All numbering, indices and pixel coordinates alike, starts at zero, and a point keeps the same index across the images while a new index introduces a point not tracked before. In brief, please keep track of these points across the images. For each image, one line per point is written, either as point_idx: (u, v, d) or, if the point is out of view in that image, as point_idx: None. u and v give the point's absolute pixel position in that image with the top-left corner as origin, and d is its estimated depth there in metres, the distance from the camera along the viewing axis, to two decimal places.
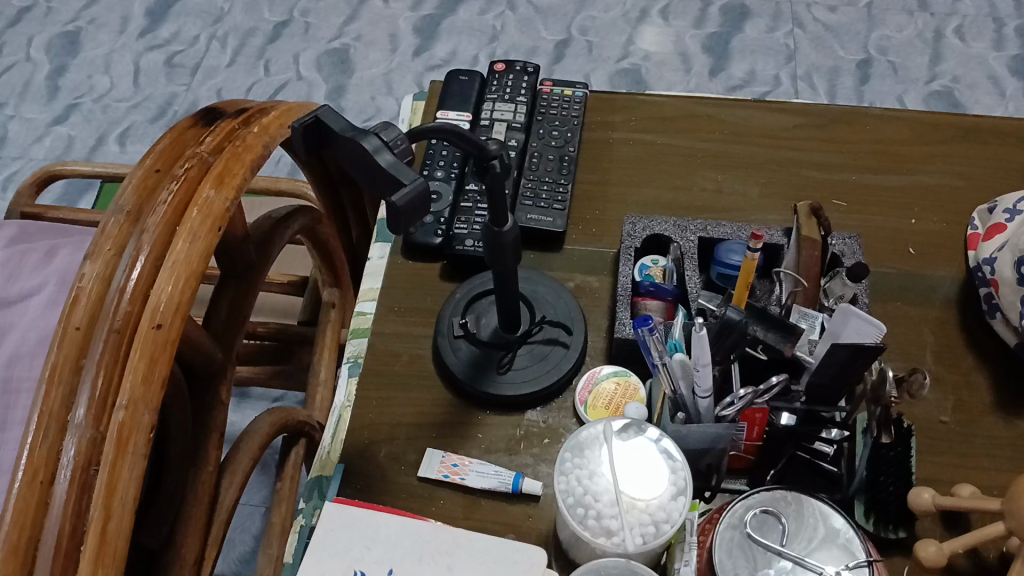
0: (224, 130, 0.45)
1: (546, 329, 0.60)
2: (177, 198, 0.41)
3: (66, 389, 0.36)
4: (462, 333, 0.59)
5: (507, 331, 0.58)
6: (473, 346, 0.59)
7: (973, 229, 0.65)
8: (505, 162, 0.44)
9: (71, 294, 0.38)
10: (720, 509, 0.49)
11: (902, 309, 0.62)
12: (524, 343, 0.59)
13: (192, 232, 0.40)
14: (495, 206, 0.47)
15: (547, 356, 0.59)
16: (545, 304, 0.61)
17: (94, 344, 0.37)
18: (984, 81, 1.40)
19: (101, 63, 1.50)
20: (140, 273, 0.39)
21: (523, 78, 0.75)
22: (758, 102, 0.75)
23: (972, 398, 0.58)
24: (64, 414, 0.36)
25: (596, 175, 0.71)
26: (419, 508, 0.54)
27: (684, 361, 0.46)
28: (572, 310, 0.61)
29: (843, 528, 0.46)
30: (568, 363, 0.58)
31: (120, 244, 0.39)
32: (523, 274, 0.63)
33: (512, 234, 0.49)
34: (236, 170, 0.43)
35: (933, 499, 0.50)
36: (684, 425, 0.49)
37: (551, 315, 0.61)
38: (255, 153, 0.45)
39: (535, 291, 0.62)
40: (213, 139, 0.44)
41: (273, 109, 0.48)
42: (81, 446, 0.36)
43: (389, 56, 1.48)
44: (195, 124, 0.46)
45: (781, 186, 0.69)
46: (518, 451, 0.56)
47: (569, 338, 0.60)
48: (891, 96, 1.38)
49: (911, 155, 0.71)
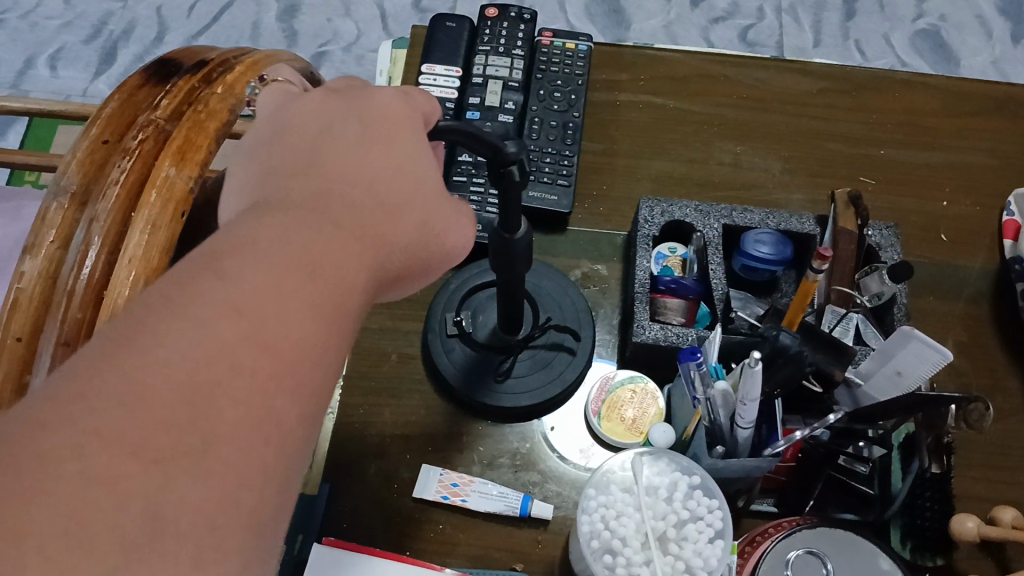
0: (183, 89, 0.32)
1: (548, 336, 0.54)
2: (132, 178, 0.29)
3: None
4: (457, 333, 0.53)
5: (506, 334, 0.52)
6: (469, 347, 0.53)
7: (1009, 216, 0.60)
8: (525, 168, 0.39)
9: (8, 299, 0.27)
10: (771, 526, 0.46)
11: (933, 305, 0.58)
12: (523, 350, 0.53)
13: (150, 221, 0.28)
14: (513, 208, 0.41)
15: (548, 367, 0.52)
16: (550, 304, 0.55)
17: (40, 360, 0.27)
18: (971, 21, 1.26)
19: None
20: (91, 272, 0.28)
21: (520, 27, 0.66)
22: (777, 63, 0.68)
23: (1005, 403, 0.55)
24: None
25: (601, 145, 0.64)
26: (413, 533, 0.49)
27: (727, 392, 0.41)
28: (580, 312, 0.55)
29: (890, 570, 0.43)
30: (569, 377, 0.52)
31: (66, 236, 0.28)
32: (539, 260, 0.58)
33: (524, 246, 0.43)
34: (200, 141, 0.30)
35: (978, 529, 0.46)
36: (723, 459, 0.43)
37: (557, 319, 0.54)
38: (223, 118, 0.31)
39: (540, 286, 0.56)
40: (169, 101, 0.31)
41: (239, 59, 0.34)
42: None
43: None
44: (147, 83, 0.33)
45: (804, 161, 0.63)
46: (524, 467, 0.51)
47: (573, 349, 0.53)
48: (877, 35, 1.25)
49: (942, 130, 0.65)
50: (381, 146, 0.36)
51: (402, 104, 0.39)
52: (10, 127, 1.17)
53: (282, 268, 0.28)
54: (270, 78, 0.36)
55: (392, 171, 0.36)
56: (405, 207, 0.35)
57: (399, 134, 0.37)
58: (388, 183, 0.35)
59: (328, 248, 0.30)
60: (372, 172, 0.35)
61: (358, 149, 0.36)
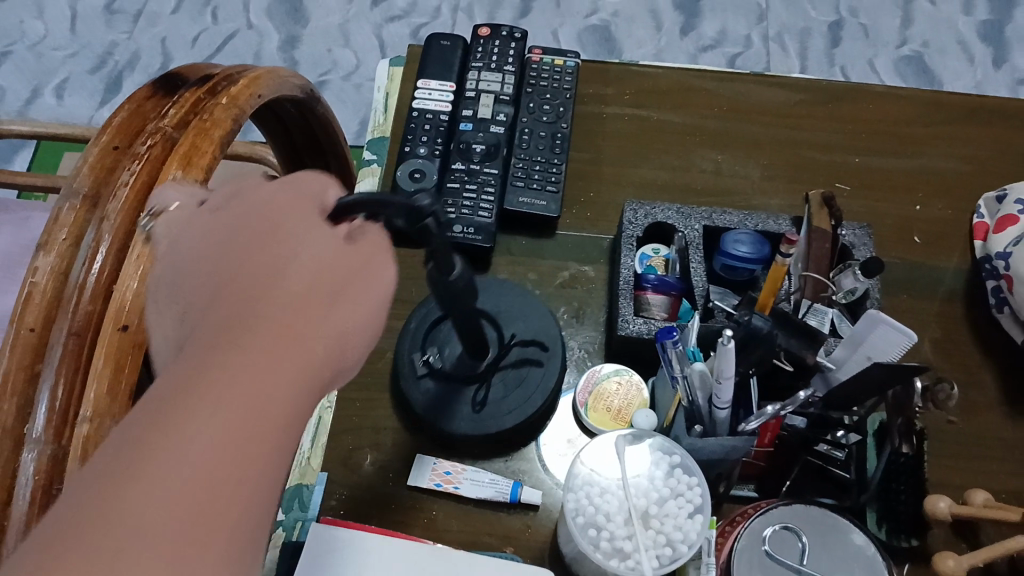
0: (189, 100, 0.37)
1: (518, 351, 0.54)
2: (140, 180, 0.33)
3: (20, 401, 0.29)
4: (425, 371, 0.53)
5: (472, 363, 0.52)
6: (438, 381, 0.53)
7: (979, 218, 0.63)
8: (440, 218, 0.39)
9: (24, 292, 0.31)
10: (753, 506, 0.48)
11: (908, 302, 0.60)
12: (496, 372, 0.53)
13: (155, 220, 0.32)
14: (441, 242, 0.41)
15: (523, 382, 0.53)
16: (511, 320, 0.55)
17: (56, 340, 0.30)
18: (953, 47, 1.27)
19: (32, 6, 1.33)
20: (101, 271, 0.31)
21: (511, 45, 0.70)
22: (757, 77, 0.71)
23: (978, 395, 0.57)
24: (18, 427, 0.29)
25: (589, 154, 0.67)
26: (407, 519, 0.51)
27: (704, 373, 0.43)
28: (547, 324, 0.55)
29: (863, 544, 0.45)
30: (548, 384, 0.53)
31: (77, 232, 0.32)
32: (497, 285, 0.57)
33: (460, 282, 0.44)
34: (204, 147, 0.35)
35: (949, 508, 0.48)
36: (701, 438, 0.45)
37: (523, 333, 0.55)
38: (226, 128, 0.36)
39: (500, 307, 0.56)
40: (176, 111, 0.36)
41: (241, 75, 0.40)
42: (42, 465, 0.28)
43: (345, 5, 1.31)
44: (154, 95, 0.39)
45: (782, 169, 0.66)
46: (514, 456, 0.53)
47: (547, 358, 0.54)
48: (860, 62, 1.26)
49: (916, 138, 0.68)
50: (284, 234, 0.33)
51: (291, 193, 0.36)
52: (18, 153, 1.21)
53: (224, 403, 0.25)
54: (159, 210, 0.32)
55: (309, 251, 0.32)
56: (334, 276, 0.32)
57: (299, 216, 0.34)
58: (305, 262, 0.32)
59: (251, 351, 0.27)
60: (287, 260, 0.32)
61: (263, 245, 0.32)
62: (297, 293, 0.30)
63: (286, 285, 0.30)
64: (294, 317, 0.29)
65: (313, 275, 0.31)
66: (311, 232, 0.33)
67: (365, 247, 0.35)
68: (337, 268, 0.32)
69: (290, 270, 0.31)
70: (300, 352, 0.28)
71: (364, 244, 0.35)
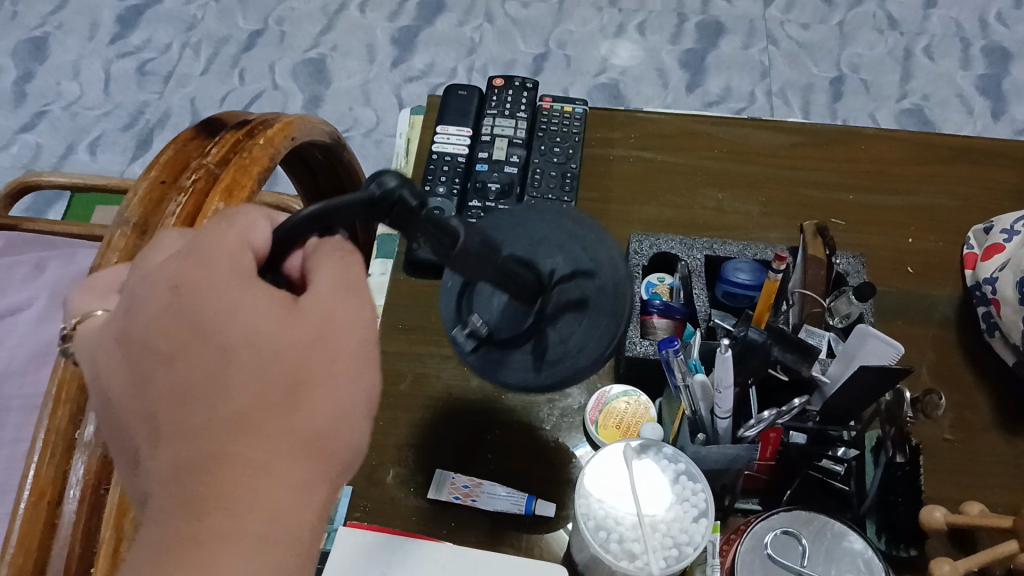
0: (228, 142, 0.43)
1: (567, 292, 0.40)
2: (185, 210, 0.39)
3: (73, 406, 0.33)
4: (472, 343, 0.43)
5: (518, 317, 0.41)
6: (486, 349, 0.43)
7: (969, 249, 0.66)
8: (414, 191, 0.32)
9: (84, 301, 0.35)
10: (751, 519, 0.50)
11: (903, 328, 0.63)
12: (548, 323, 0.41)
13: None
14: (441, 229, 0.32)
15: (583, 326, 0.41)
16: (550, 251, 0.40)
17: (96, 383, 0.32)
18: (953, 100, 1.23)
19: (68, 69, 1.31)
20: None
21: (523, 94, 0.75)
22: (754, 121, 0.75)
23: (973, 416, 0.59)
24: (71, 432, 0.32)
25: (597, 193, 0.71)
26: (428, 531, 0.54)
27: (705, 383, 0.47)
28: (594, 242, 0.41)
29: (863, 549, 0.47)
30: (606, 330, 0.40)
31: (127, 255, 0.38)
32: (526, 212, 0.42)
33: (475, 244, 0.34)
34: (243, 181, 0.41)
35: (945, 517, 0.50)
36: (704, 446, 0.49)
37: (564, 267, 0.40)
38: (262, 164, 0.42)
39: (536, 238, 0.41)
40: (219, 150, 0.42)
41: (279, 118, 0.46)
42: (90, 466, 0.31)
43: (366, 67, 1.30)
44: (197, 137, 0.44)
45: (780, 206, 0.70)
46: (529, 472, 0.56)
47: (598, 294, 0.40)
48: (862, 114, 1.22)
49: (907, 177, 0.72)
50: (216, 322, 0.31)
51: (223, 238, 0.32)
52: (49, 205, 1.25)
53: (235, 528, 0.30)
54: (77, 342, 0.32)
55: (248, 347, 0.31)
56: (294, 354, 0.31)
57: (232, 285, 0.31)
58: (248, 365, 0.31)
59: (215, 501, 0.30)
60: (227, 369, 0.31)
61: (198, 347, 0.31)
62: (246, 414, 0.30)
63: (231, 405, 0.30)
64: (246, 441, 0.30)
65: (264, 381, 0.31)
66: (256, 299, 0.31)
67: (331, 290, 0.33)
68: (292, 348, 0.31)
69: (235, 383, 0.31)
70: (268, 482, 0.30)
71: (330, 292, 0.33)
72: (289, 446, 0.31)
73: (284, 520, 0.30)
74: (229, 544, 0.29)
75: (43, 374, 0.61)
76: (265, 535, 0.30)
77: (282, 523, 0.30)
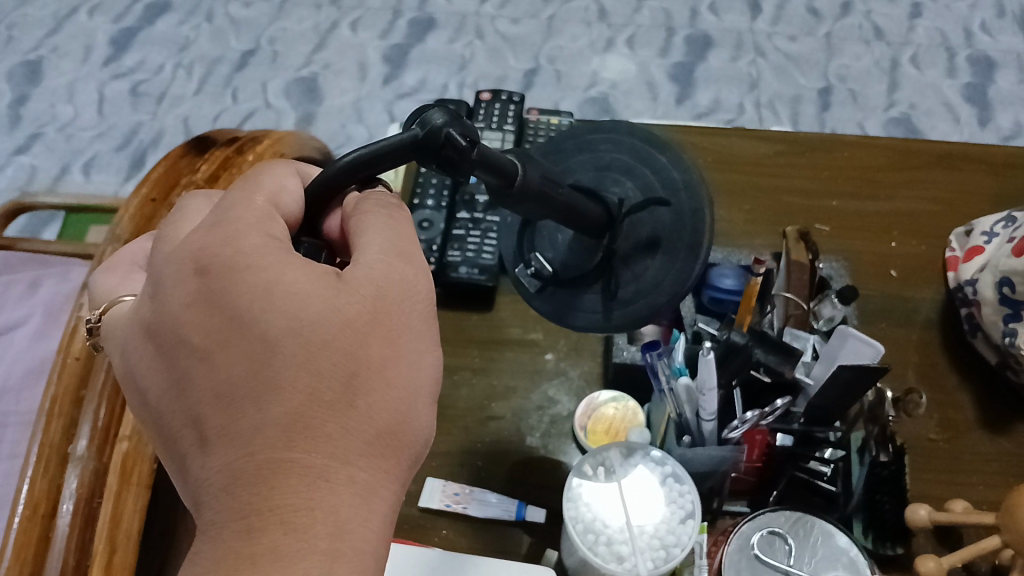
0: (218, 159, 0.50)
1: (636, 223, 0.40)
2: None
3: (65, 421, 0.42)
4: (536, 284, 0.43)
5: (587, 254, 0.41)
6: (552, 290, 0.43)
7: (951, 252, 0.67)
8: (461, 130, 0.34)
9: (72, 324, 0.44)
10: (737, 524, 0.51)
11: (886, 330, 0.64)
12: (617, 260, 0.41)
13: None
14: (496, 170, 0.35)
15: (657, 264, 0.39)
16: (617, 177, 0.41)
17: (87, 413, 0.42)
18: (940, 109, 1.24)
19: (63, 92, 1.32)
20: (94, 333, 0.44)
21: (510, 107, 0.76)
22: (738, 131, 0.76)
23: (958, 415, 0.60)
24: (64, 445, 0.41)
25: None
26: (420, 539, 0.54)
27: (689, 387, 0.48)
28: (672, 172, 0.39)
29: (847, 546, 0.47)
30: (680, 269, 0.38)
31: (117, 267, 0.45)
32: (593, 136, 0.42)
33: (535, 180, 0.36)
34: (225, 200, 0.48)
35: (929, 514, 0.51)
36: (689, 448, 0.50)
37: (634, 195, 0.40)
38: None
39: (602, 164, 0.41)
40: (207, 168, 0.49)
41: (266, 138, 0.52)
42: (83, 481, 0.40)
43: (358, 85, 1.31)
44: (188, 153, 0.51)
45: (765, 214, 0.71)
46: (519, 478, 0.57)
47: (672, 225, 0.39)
48: (851, 124, 1.23)
49: (892, 183, 0.73)
50: (260, 314, 0.33)
51: (252, 216, 0.36)
52: (45, 226, 1.26)
53: (303, 509, 0.31)
54: (109, 331, 0.38)
55: (294, 337, 0.33)
56: (349, 342, 0.34)
57: (275, 273, 0.34)
58: (296, 356, 0.33)
59: (276, 508, 0.31)
60: (275, 365, 0.33)
61: (243, 342, 0.33)
62: (299, 413, 0.32)
63: (283, 403, 0.32)
64: (303, 444, 0.32)
65: (315, 376, 0.33)
66: (304, 286, 0.34)
67: (381, 268, 0.36)
68: (345, 340, 0.34)
69: (286, 379, 0.33)
70: (331, 488, 0.31)
71: (380, 268, 0.36)
72: (356, 442, 0.33)
73: (353, 508, 0.32)
74: (298, 554, 0.30)
75: (38, 391, 0.61)
76: (333, 549, 0.31)
77: (351, 530, 0.31)
